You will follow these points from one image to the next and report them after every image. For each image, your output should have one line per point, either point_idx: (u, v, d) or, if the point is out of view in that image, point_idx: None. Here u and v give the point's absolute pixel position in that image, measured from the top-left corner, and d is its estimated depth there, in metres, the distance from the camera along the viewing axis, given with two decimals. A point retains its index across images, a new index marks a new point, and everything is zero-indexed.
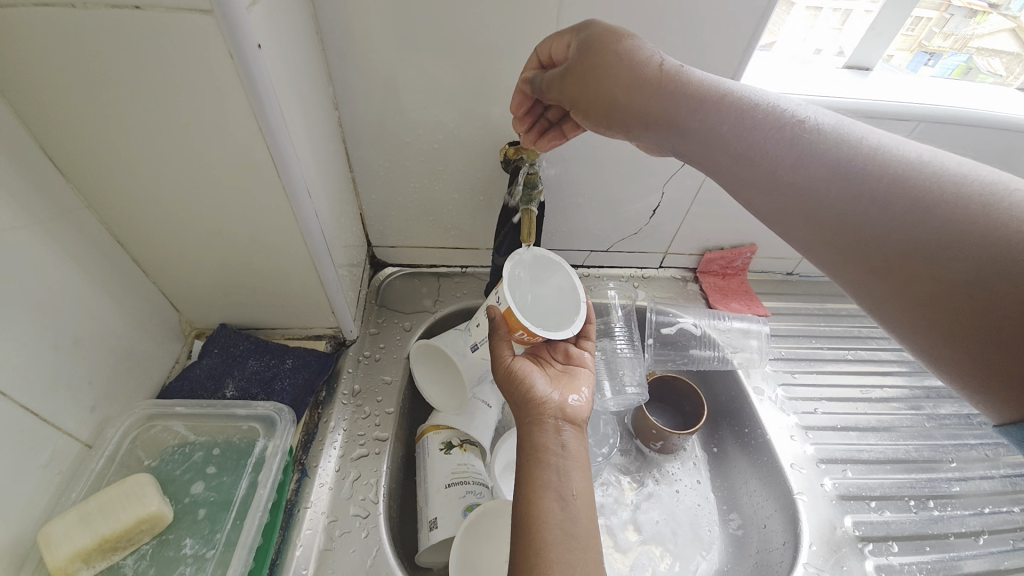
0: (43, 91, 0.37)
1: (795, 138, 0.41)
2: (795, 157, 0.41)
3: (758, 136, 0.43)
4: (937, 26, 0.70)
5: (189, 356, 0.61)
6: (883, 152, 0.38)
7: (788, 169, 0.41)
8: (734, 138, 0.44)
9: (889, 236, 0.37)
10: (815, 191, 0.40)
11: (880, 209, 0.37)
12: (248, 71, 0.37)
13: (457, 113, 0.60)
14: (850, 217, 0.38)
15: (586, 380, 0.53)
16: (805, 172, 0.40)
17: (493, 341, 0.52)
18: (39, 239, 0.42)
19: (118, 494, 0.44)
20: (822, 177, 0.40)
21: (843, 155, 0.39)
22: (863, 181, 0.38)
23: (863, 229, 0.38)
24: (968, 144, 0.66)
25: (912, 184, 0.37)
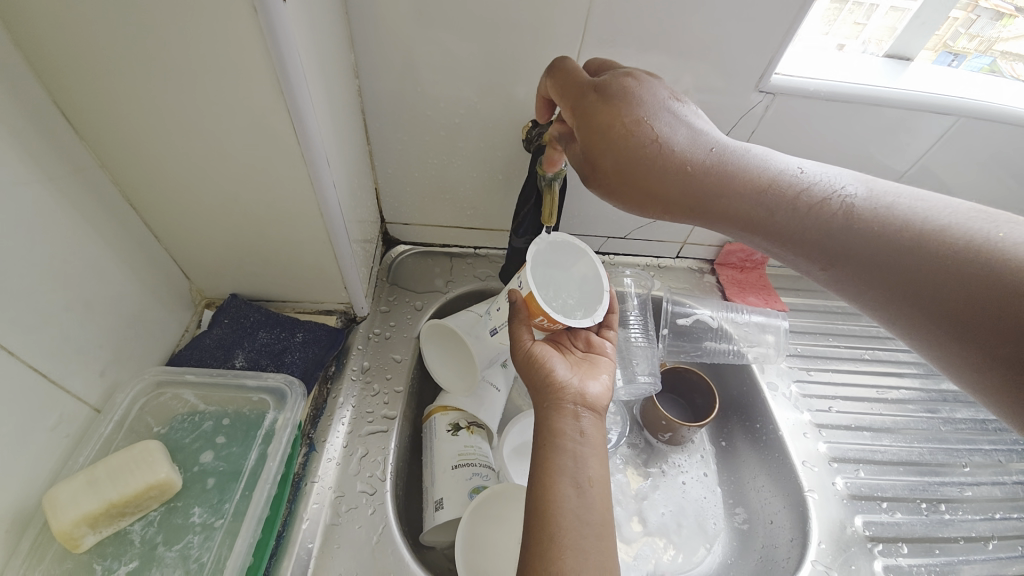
0: (57, 45, 0.36)
1: (843, 207, 0.42)
2: (841, 228, 0.41)
3: (807, 204, 0.43)
4: (962, 26, 0.66)
5: (198, 325, 0.60)
6: (932, 222, 0.39)
7: (842, 237, 0.41)
8: (785, 201, 0.44)
9: (968, 302, 0.35)
10: (877, 256, 0.40)
11: (945, 270, 0.37)
12: (271, 28, 0.35)
13: (479, 88, 0.58)
14: (917, 283, 0.38)
15: (606, 368, 0.52)
16: (861, 240, 0.40)
17: (513, 325, 0.52)
18: (50, 196, 0.41)
19: (127, 459, 0.43)
20: (878, 245, 0.40)
21: (894, 223, 0.40)
22: (914, 252, 0.38)
23: (935, 295, 0.37)
24: (1003, 143, 0.64)
25: (970, 250, 0.36)
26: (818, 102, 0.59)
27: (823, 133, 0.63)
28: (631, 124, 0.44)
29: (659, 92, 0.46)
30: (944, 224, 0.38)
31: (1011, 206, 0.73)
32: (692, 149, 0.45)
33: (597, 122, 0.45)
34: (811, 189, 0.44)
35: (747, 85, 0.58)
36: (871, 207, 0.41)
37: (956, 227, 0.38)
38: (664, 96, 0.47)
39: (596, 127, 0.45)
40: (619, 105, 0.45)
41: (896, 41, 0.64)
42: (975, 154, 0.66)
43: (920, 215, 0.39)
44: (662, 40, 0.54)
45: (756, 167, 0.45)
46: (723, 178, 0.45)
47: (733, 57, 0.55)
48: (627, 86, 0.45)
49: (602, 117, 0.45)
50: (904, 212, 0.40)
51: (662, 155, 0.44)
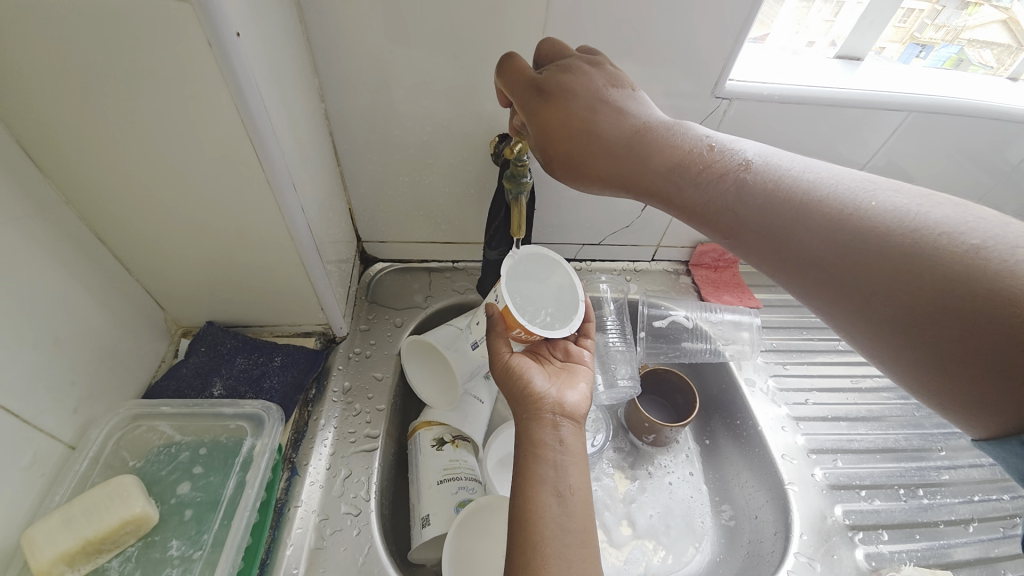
0: (16, 87, 0.36)
1: (746, 177, 0.43)
2: (742, 196, 0.42)
3: (713, 176, 0.44)
4: (928, 17, 0.69)
5: (175, 355, 0.60)
6: (825, 186, 0.40)
7: (742, 204, 0.42)
8: (695, 174, 0.44)
9: (854, 262, 0.36)
10: (772, 221, 0.40)
11: (834, 234, 0.37)
12: (227, 60, 0.36)
13: (445, 106, 0.59)
14: (809, 246, 0.38)
15: (585, 376, 0.53)
16: (761, 207, 0.41)
17: (491, 338, 0.52)
18: (15, 235, 0.41)
19: (101, 496, 0.43)
20: (777, 210, 0.40)
21: (792, 188, 0.40)
22: (807, 216, 0.39)
23: (828, 256, 0.37)
24: (959, 134, 0.67)
25: (858, 213, 0.37)
26: (774, 104, 0.61)
27: (787, 133, 0.65)
28: (575, 121, 0.47)
29: (595, 82, 0.47)
30: (837, 188, 0.39)
31: (974, 195, 0.75)
32: (617, 133, 0.47)
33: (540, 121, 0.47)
34: (718, 159, 0.44)
35: (706, 90, 0.60)
36: (772, 174, 0.42)
37: (848, 190, 0.39)
38: (600, 85, 0.47)
39: (542, 126, 0.47)
40: (560, 100, 0.46)
41: (848, 42, 0.66)
42: (934, 145, 0.68)
43: (817, 182, 0.40)
44: (619, 51, 0.56)
45: (671, 141, 0.46)
46: (639, 155, 0.46)
47: (690, 65, 0.57)
48: (566, 83, 0.47)
49: (550, 118, 0.47)
50: (802, 178, 0.41)
51: (600, 143, 0.47)
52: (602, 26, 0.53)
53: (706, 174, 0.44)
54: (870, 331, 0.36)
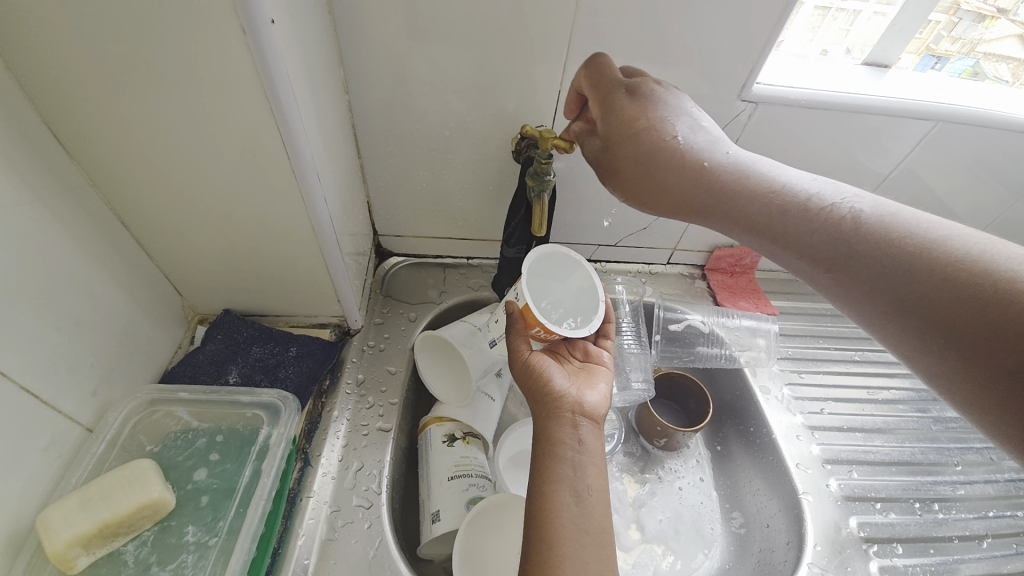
0: (50, 67, 0.36)
1: (825, 210, 0.43)
2: (820, 225, 0.43)
3: (792, 205, 0.45)
4: (944, 29, 0.67)
5: (191, 342, 0.60)
6: (925, 229, 0.39)
7: (817, 234, 0.43)
8: (785, 205, 0.45)
9: (937, 300, 0.36)
10: (846, 251, 0.41)
11: (916, 270, 0.38)
12: (260, 48, 0.36)
13: (468, 101, 0.59)
14: (887, 280, 0.39)
15: (604, 377, 0.53)
16: (837, 238, 0.42)
17: (510, 334, 0.52)
18: (42, 216, 0.41)
19: (119, 479, 0.43)
20: (868, 244, 0.40)
21: (875, 224, 0.41)
22: (886, 250, 0.39)
23: (917, 296, 0.37)
24: (982, 146, 0.66)
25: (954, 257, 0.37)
26: (798, 109, 0.61)
27: (809, 140, 0.65)
28: (658, 148, 0.49)
29: (673, 104, 0.51)
30: (939, 230, 0.39)
31: (994, 209, 0.74)
32: (692, 153, 0.49)
33: (614, 127, 0.51)
34: (812, 191, 0.45)
35: (731, 93, 0.59)
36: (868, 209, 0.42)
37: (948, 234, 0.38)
38: (677, 107, 0.51)
39: (616, 130, 0.51)
40: (638, 109, 0.50)
41: (876, 48, 0.65)
42: (956, 157, 0.67)
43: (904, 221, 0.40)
44: (645, 50, 0.55)
45: (748, 171, 0.48)
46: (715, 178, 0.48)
47: (716, 68, 0.57)
48: (646, 95, 0.50)
49: (635, 144, 0.50)
50: (888, 215, 0.41)
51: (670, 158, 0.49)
52: (630, 25, 0.53)
53: (783, 204, 0.45)
54: (954, 373, 0.35)
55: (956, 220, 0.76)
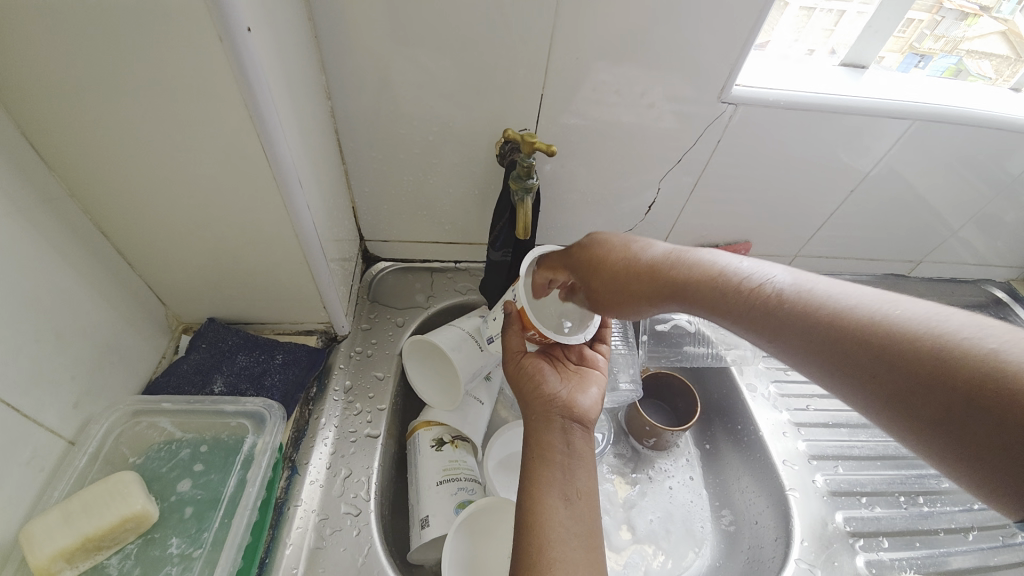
0: (24, 78, 0.36)
1: (787, 304, 0.37)
2: (785, 320, 0.37)
3: (751, 300, 0.39)
4: (927, 28, 0.68)
5: (175, 351, 0.60)
6: (866, 301, 0.34)
7: (787, 331, 0.36)
8: (716, 295, 0.41)
9: (930, 399, 0.29)
10: (823, 348, 0.34)
11: (902, 362, 0.31)
12: (238, 56, 0.36)
13: (452, 105, 0.59)
14: (875, 382, 0.32)
15: (597, 382, 0.54)
16: (808, 333, 0.35)
17: (506, 333, 0.53)
18: (20, 227, 0.40)
19: (101, 492, 0.42)
20: (812, 330, 0.35)
21: (842, 314, 0.34)
22: (864, 343, 0.32)
23: (884, 379, 0.31)
24: (962, 144, 0.67)
25: (902, 327, 0.32)
26: (781, 110, 0.61)
27: (792, 141, 0.66)
28: (623, 271, 0.47)
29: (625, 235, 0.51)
30: (880, 301, 0.34)
31: (974, 203, 0.76)
32: (648, 261, 0.47)
33: (581, 264, 0.51)
34: (738, 276, 0.41)
35: (713, 94, 0.60)
36: (798, 290, 0.37)
37: (890, 303, 0.33)
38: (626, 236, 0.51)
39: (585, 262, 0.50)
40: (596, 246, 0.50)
41: (852, 50, 0.66)
42: (937, 155, 0.68)
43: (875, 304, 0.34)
44: (627, 53, 0.56)
45: (695, 269, 0.43)
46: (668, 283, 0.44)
47: (698, 71, 0.57)
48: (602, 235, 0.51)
49: (583, 256, 0.50)
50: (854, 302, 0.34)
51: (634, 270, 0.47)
52: (611, 29, 0.53)
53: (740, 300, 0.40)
54: (962, 464, 0.29)
55: (938, 216, 0.78)
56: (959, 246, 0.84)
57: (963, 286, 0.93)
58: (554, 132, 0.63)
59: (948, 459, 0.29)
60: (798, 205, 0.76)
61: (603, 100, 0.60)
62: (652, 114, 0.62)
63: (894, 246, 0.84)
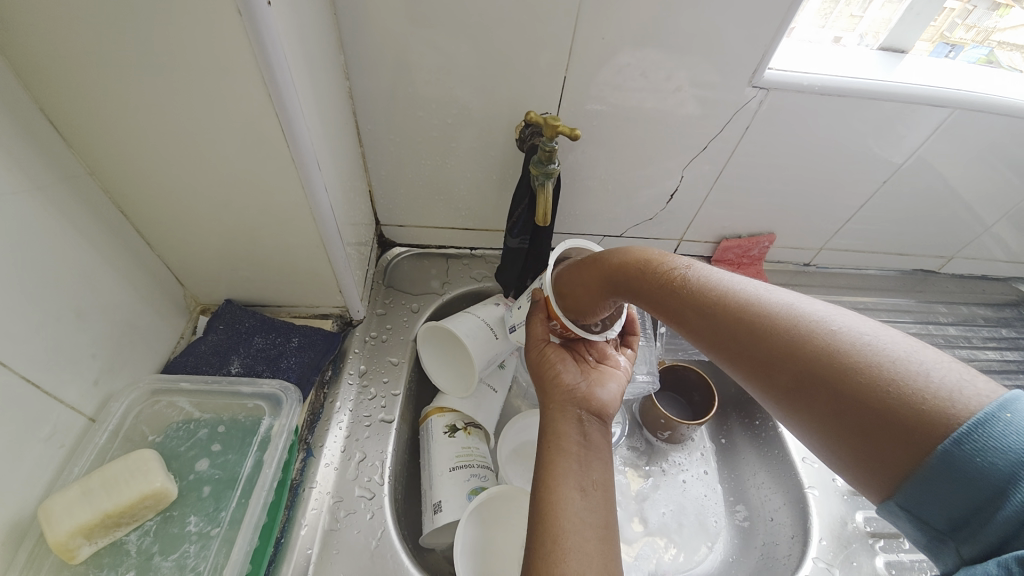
0: (42, 54, 0.36)
1: (696, 290, 0.38)
2: (692, 306, 0.38)
3: (667, 287, 0.41)
4: (959, 17, 0.65)
5: (194, 331, 0.60)
6: (761, 291, 0.36)
7: (693, 315, 0.38)
8: (644, 283, 0.42)
9: (802, 383, 0.30)
10: (722, 332, 0.36)
11: (781, 349, 0.32)
12: (256, 30, 0.35)
13: (471, 87, 0.57)
14: (761, 365, 0.33)
15: (618, 377, 0.52)
16: (712, 318, 0.36)
17: (531, 320, 0.55)
18: (39, 204, 0.40)
19: (123, 470, 0.43)
20: (712, 315, 0.37)
21: (742, 302, 0.35)
22: (754, 330, 0.34)
23: (768, 365, 0.32)
24: (997, 135, 0.64)
25: (786, 315, 0.33)
26: (814, 96, 0.59)
27: (819, 131, 0.63)
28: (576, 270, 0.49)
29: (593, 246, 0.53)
30: (774, 292, 0.35)
31: (1008, 198, 0.73)
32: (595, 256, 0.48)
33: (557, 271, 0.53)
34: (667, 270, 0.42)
35: (742, 80, 0.57)
36: (708, 278, 0.39)
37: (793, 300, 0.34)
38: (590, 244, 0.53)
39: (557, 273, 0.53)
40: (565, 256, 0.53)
41: (892, 34, 0.63)
42: (970, 147, 0.66)
43: (773, 296, 0.35)
44: (653, 35, 0.53)
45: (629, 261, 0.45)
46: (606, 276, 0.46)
47: (725, 56, 0.55)
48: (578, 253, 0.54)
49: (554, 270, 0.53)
50: (756, 294, 0.35)
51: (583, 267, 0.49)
52: (637, 11, 0.51)
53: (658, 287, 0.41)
54: (829, 446, 0.30)
55: (969, 211, 0.75)
56: (991, 243, 0.81)
57: (993, 284, 0.90)
58: (576, 116, 0.61)
59: (833, 452, 0.30)
60: (825, 197, 0.73)
61: (626, 85, 0.58)
62: (676, 99, 0.60)
63: (922, 241, 0.81)
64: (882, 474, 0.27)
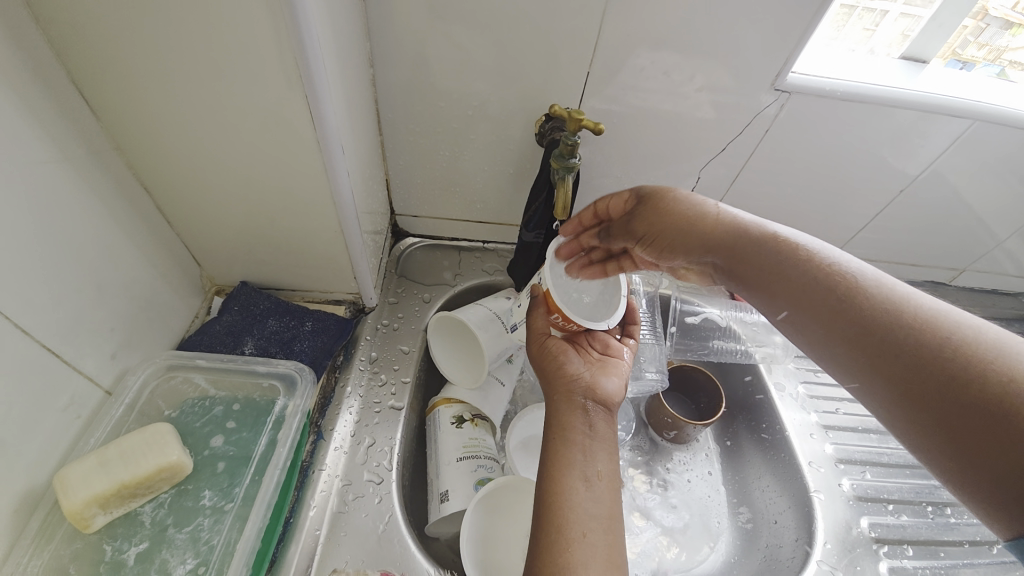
0: (78, 26, 0.36)
1: (824, 273, 0.42)
2: (816, 287, 0.42)
3: (795, 266, 0.44)
4: (972, 34, 0.64)
5: (208, 312, 0.61)
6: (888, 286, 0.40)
7: (813, 294, 0.42)
8: (773, 259, 0.45)
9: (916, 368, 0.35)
10: (839, 313, 0.40)
11: (903, 336, 0.37)
12: (291, 9, 0.35)
13: (493, 79, 0.57)
14: (875, 345, 0.38)
15: (619, 369, 0.53)
16: (832, 298, 0.41)
17: (532, 315, 0.54)
18: (67, 175, 0.41)
19: (139, 442, 0.43)
20: (831, 298, 0.41)
21: (870, 290, 0.40)
22: (877, 316, 0.38)
23: (893, 359, 0.37)
24: (1017, 148, 0.64)
25: (913, 312, 0.37)
26: (835, 101, 0.59)
27: (837, 140, 0.64)
28: (680, 220, 0.50)
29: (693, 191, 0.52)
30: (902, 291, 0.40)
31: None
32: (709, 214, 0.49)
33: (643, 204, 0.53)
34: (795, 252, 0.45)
35: (763, 83, 0.57)
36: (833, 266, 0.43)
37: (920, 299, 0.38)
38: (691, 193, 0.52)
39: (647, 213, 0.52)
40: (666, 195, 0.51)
41: (914, 44, 0.63)
42: (987, 161, 0.66)
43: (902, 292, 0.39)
44: (677, 35, 0.53)
45: (756, 233, 0.47)
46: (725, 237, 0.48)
47: (748, 59, 0.55)
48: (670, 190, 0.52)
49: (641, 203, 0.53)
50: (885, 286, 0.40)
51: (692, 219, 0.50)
52: (663, 9, 0.51)
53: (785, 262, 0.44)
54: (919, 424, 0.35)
55: (983, 224, 0.75)
56: (1004, 257, 0.81)
57: (1005, 298, 0.90)
58: (595, 113, 0.61)
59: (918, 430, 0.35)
60: (840, 205, 0.73)
61: (647, 84, 0.58)
62: (695, 100, 0.60)
63: (934, 252, 0.81)
64: (965, 455, 0.33)
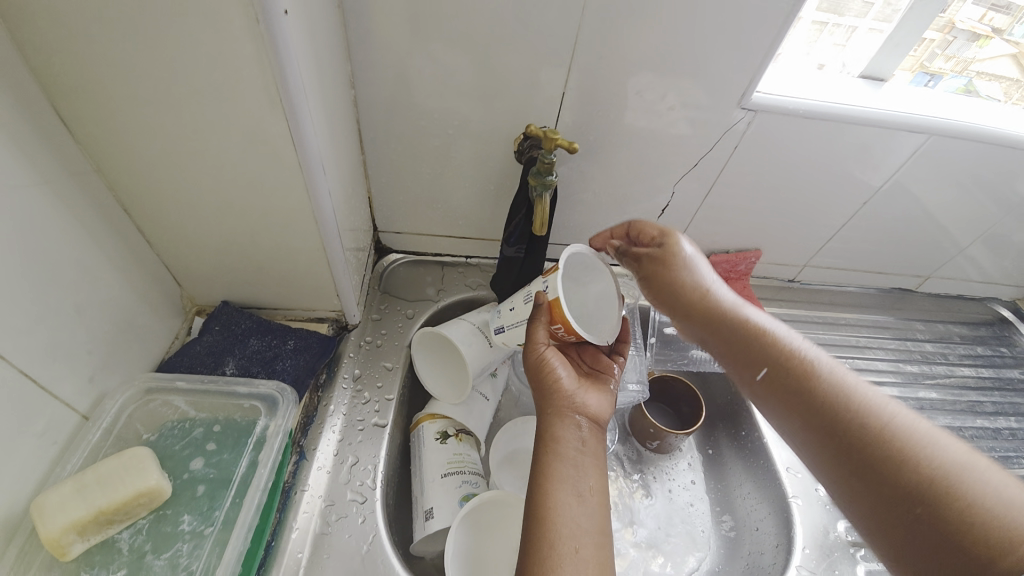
0: (61, 54, 0.37)
1: (796, 362, 0.49)
2: (788, 375, 0.49)
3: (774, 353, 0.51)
4: (938, 47, 0.68)
5: (188, 332, 0.60)
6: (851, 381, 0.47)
7: (784, 380, 0.49)
8: (757, 345, 0.52)
9: (869, 459, 0.42)
10: (805, 402, 0.47)
11: (857, 429, 0.43)
12: (273, 37, 0.36)
13: (473, 100, 0.59)
14: (835, 433, 0.44)
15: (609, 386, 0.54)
16: (801, 387, 0.47)
17: (532, 324, 0.53)
18: (47, 200, 0.41)
19: (117, 467, 0.43)
20: (799, 386, 0.48)
21: (836, 382, 0.47)
22: (839, 407, 0.45)
23: (844, 443, 0.43)
24: (973, 160, 0.67)
25: (870, 407, 0.44)
26: (801, 119, 0.62)
27: (806, 155, 0.67)
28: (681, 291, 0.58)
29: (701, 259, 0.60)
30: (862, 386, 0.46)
31: (983, 223, 0.76)
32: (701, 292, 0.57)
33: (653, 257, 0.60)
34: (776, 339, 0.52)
35: (731, 102, 0.60)
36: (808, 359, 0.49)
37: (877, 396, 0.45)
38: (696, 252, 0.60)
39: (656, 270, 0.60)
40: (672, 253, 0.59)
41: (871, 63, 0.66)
42: (946, 173, 0.69)
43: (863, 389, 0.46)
44: (648, 57, 0.56)
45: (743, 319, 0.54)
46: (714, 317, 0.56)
47: (716, 79, 0.58)
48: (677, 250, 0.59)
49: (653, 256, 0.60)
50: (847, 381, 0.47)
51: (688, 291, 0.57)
52: (633, 33, 0.54)
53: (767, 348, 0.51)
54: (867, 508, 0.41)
55: (947, 232, 0.78)
56: (967, 263, 0.85)
57: (970, 303, 0.93)
58: (572, 131, 0.63)
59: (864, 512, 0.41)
60: (811, 216, 0.76)
61: (622, 103, 0.60)
62: (669, 119, 0.62)
63: (901, 260, 0.85)
64: (900, 545, 0.38)
